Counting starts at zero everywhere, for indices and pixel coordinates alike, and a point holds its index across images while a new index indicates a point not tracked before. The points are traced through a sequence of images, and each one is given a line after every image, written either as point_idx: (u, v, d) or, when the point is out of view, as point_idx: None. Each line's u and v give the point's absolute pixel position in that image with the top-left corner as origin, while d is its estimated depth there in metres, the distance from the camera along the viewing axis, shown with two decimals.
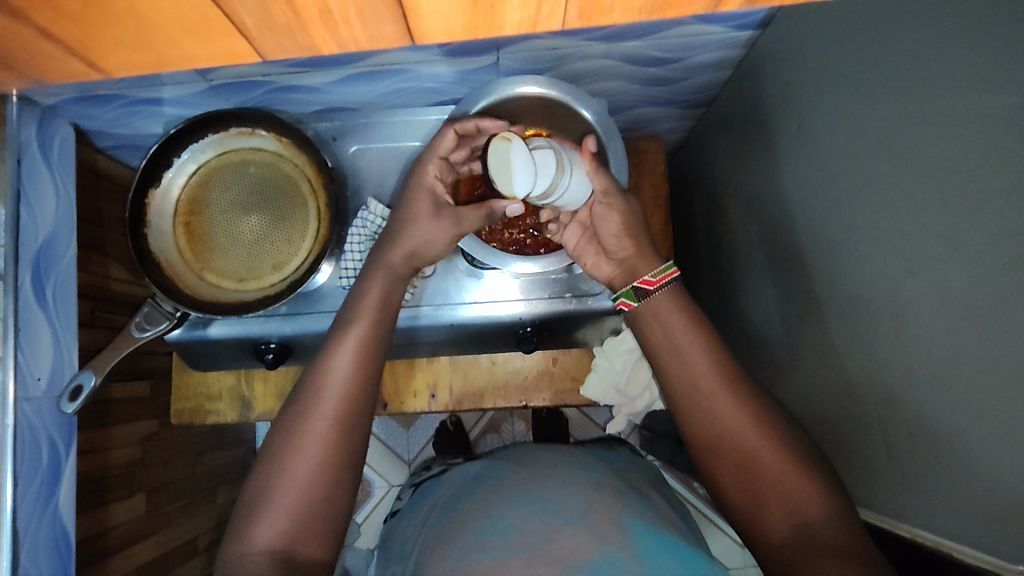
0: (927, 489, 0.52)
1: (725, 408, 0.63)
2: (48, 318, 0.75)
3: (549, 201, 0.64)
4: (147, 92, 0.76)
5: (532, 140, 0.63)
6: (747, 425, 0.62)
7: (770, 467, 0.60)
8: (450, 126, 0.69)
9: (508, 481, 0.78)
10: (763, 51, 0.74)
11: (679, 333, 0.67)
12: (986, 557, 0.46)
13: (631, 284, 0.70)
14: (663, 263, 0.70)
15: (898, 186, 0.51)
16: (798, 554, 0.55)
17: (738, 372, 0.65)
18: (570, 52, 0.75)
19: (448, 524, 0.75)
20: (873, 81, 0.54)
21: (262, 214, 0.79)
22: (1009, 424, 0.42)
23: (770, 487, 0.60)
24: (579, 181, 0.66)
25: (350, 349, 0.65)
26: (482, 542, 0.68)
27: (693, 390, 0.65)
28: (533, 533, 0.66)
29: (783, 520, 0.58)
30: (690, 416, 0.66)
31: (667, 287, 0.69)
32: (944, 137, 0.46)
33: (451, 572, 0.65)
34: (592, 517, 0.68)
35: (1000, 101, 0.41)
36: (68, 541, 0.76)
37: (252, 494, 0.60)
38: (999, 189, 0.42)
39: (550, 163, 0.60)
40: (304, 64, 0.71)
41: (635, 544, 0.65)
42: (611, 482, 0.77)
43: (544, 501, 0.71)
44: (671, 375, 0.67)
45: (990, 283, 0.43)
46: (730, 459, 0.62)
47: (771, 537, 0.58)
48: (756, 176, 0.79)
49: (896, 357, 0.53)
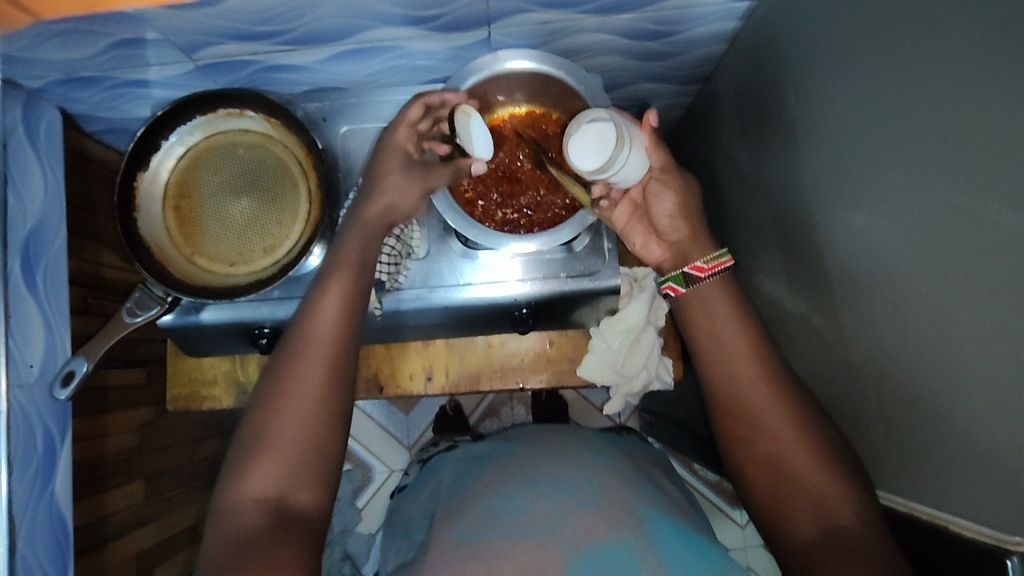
0: (928, 464, 0.51)
1: (765, 402, 0.65)
2: (39, 304, 0.75)
3: (606, 175, 0.67)
4: (134, 73, 0.74)
5: (593, 111, 0.65)
6: (784, 425, 0.63)
7: (802, 467, 0.62)
8: (417, 99, 0.70)
9: (513, 462, 0.77)
10: (760, 21, 0.72)
11: (723, 321, 0.69)
12: (985, 531, 0.45)
13: (681, 270, 0.72)
14: (716, 251, 0.72)
15: (899, 154, 0.50)
16: (824, 555, 0.57)
17: (779, 368, 0.66)
18: (563, 26, 0.73)
19: (454, 502, 0.74)
20: (871, 46, 0.53)
21: (252, 197, 0.78)
22: (1010, 394, 0.41)
23: (800, 485, 0.62)
24: (637, 158, 0.68)
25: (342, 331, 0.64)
26: (492, 520, 0.67)
27: (732, 382, 0.67)
28: (544, 513, 0.66)
29: (811, 521, 0.60)
30: (727, 411, 0.68)
31: (716, 275, 0.71)
32: (945, 101, 0.45)
33: (460, 547, 0.65)
34: (604, 500, 0.68)
35: (1004, 62, 0.40)
36: (65, 528, 0.76)
37: (244, 477, 0.59)
38: (1000, 152, 0.40)
39: (609, 138, 0.64)
40: (292, 40, 0.70)
41: (652, 535, 0.64)
42: (622, 467, 0.76)
43: (557, 483, 0.70)
44: (710, 366, 0.70)
45: (992, 252, 0.42)
46: (762, 459, 0.65)
47: (797, 536, 0.61)
48: (756, 150, 0.78)
49: (898, 330, 0.52)
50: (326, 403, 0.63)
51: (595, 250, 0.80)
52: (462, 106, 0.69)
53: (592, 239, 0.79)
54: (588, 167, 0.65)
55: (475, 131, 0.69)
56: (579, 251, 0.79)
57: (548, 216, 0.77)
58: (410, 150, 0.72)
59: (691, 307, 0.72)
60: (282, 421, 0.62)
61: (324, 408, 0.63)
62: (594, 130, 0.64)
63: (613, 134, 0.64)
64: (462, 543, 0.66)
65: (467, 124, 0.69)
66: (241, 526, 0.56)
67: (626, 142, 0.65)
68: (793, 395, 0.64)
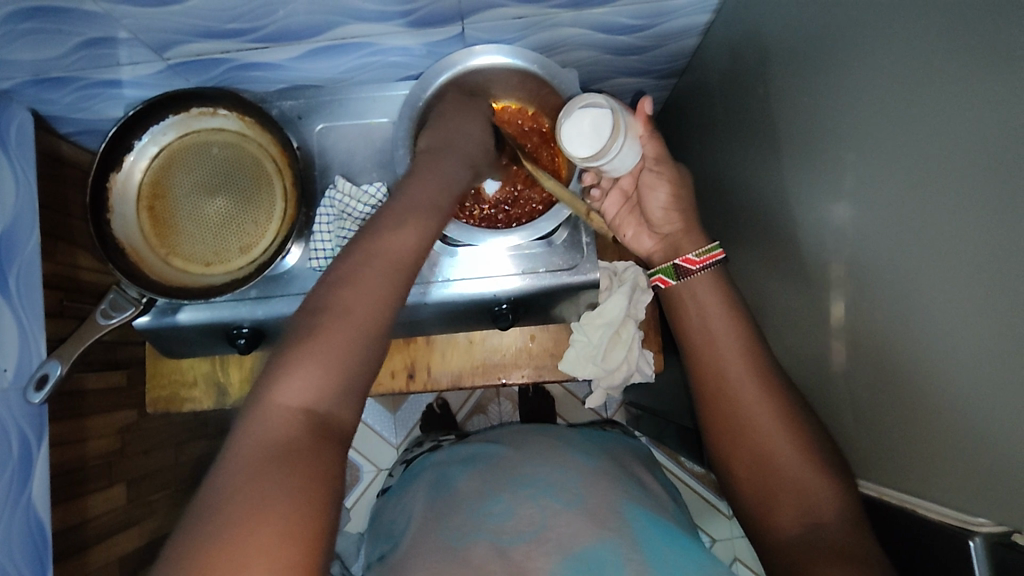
0: (898, 449, 0.52)
1: (749, 397, 0.64)
2: (12, 308, 0.74)
3: (599, 163, 0.67)
4: (105, 73, 0.74)
5: (591, 99, 0.65)
6: (770, 417, 0.63)
7: (788, 465, 0.61)
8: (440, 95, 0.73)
9: (498, 464, 0.76)
10: (731, 15, 0.73)
11: (713, 316, 0.69)
12: (949, 513, 0.46)
13: (671, 262, 0.73)
14: (709, 244, 0.72)
15: (868, 144, 0.51)
16: (805, 551, 0.55)
17: (764, 362, 0.66)
18: (537, 21, 0.73)
19: (441, 503, 0.74)
20: (839, 37, 0.54)
21: (227, 196, 0.77)
22: (982, 382, 0.41)
23: (786, 483, 0.60)
24: (631, 147, 0.68)
25: None
26: (477, 523, 0.68)
27: (719, 378, 0.66)
28: (531, 516, 0.66)
29: (794, 519, 0.59)
30: (713, 409, 0.67)
31: (708, 268, 0.71)
32: (914, 89, 0.45)
33: (445, 548, 0.65)
34: (590, 501, 0.68)
35: (970, 45, 0.40)
36: (43, 532, 0.74)
37: None
38: (966, 138, 0.41)
39: (605, 126, 0.64)
40: (264, 37, 0.70)
41: (636, 535, 0.64)
42: (607, 468, 0.76)
43: (541, 484, 0.70)
44: (703, 360, 0.68)
45: (959, 237, 0.42)
46: (747, 458, 0.63)
47: (780, 534, 0.59)
48: (733, 142, 0.78)
49: (868, 316, 0.53)
50: None
51: (574, 244, 0.80)
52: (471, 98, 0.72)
53: (570, 234, 0.80)
54: (579, 153, 0.65)
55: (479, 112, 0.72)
56: (559, 245, 0.80)
57: (525, 211, 0.77)
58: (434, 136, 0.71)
59: (682, 298, 0.72)
60: None
61: None
62: (588, 117, 0.64)
63: (608, 122, 0.64)
64: (448, 548, 0.65)
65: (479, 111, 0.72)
66: None
67: (621, 130, 0.65)
68: (784, 394, 0.64)
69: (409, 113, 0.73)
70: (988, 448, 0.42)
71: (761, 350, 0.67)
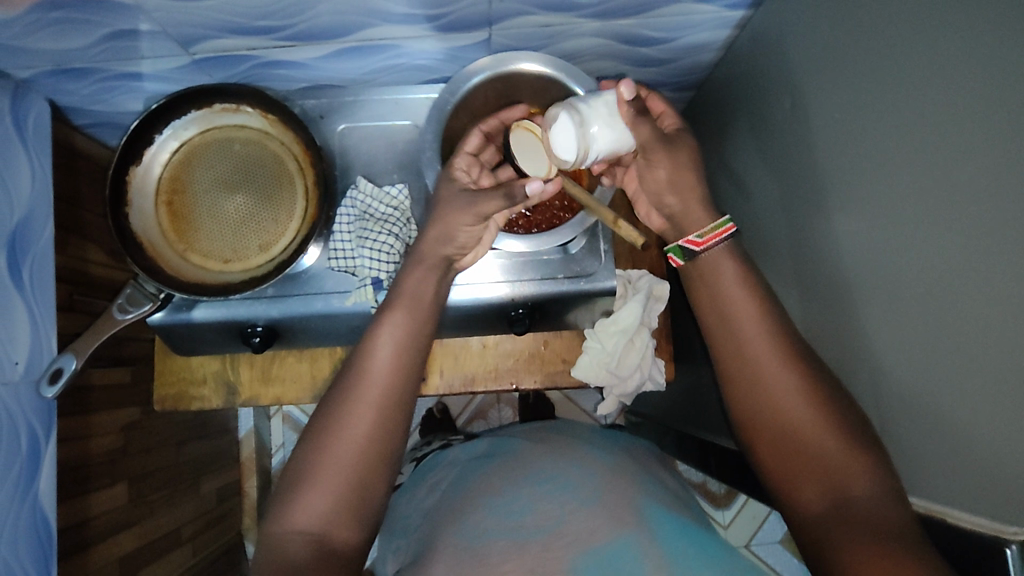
0: (924, 455, 0.52)
1: (771, 373, 0.62)
2: (25, 300, 0.73)
3: (591, 159, 0.65)
4: (127, 66, 0.73)
5: (552, 111, 0.66)
6: (792, 393, 0.61)
7: (811, 438, 0.59)
8: (478, 127, 0.72)
9: (515, 463, 0.77)
10: (753, 31, 0.74)
11: (729, 287, 0.65)
12: (982, 522, 0.46)
13: (678, 242, 0.68)
14: (717, 220, 0.67)
15: (891, 162, 0.52)
16: (835, 527, 0.54)
17: (786, 335, 0.63)
18: (562, 29, 0.74)
19: (459, 500, 0.74)
20: (864, 56, 0.55)
21: (247, 193, 0.77)
22: (1014, 395, 0.42)
23: (810, 456, 0.58)
24: (614, 129, 0.64)
25: (392, 333, 0.65)
26: (495, 521, 0.67)
27: (740, 354, 0.64)
28: (549, 513, 0.66)
29: (819, 494, 0.57)
30: (733, 383, 0.65)
31: (714, 247, 0.66)
32: (942, 108, 0.46)
33: (463, 549, 0.65)
34: (607, 498, 0.67)
35: (1000, 68, 0.41)
36: (49, 528, 0.73)
37: (285, 482, 0.62)
38: (996, 159, 0.42)
39: (568, 129, 0.64)
40: (290, 36, 0.70)
41: (655, 530, 0.63)
42: (624, 466, 0.76)
43: (559, 480, 0.70)
44: (722, 338, 0.66)
45: (987, 254, 0.43)
46: (769, 432, 0.62)
47: (806, 509, 0.57)
48: (750, 153, 0.79)
49: (891, 328, 0.54)
50: (341, 409, 0.63)
51: (593, 251, 0.80)
52: (528, 123, 0.73)
53: (588, 241, 0.80)
54: (566, 160, 0.65)
55: (529, 147, 0.72)
56: (575, 253, 0.80)
57: (545, 217, 0.78)
58: (471, 177, 0.70)
59: (693, 278, 0.68)
60: (316, 434, 0.62)
61: (339, 414, 0.63)
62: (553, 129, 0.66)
63: (569, 123, 0.64)
64: (470, 546, 0.64)
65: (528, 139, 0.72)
66: (285, 522, 0.59)
67: (585, 121, 0.63)
68: (808, 367, 0.61)
69: (436, 117, 0.74)
70: (1017, 459, 0.42)
71: (784, 327, 0.63)
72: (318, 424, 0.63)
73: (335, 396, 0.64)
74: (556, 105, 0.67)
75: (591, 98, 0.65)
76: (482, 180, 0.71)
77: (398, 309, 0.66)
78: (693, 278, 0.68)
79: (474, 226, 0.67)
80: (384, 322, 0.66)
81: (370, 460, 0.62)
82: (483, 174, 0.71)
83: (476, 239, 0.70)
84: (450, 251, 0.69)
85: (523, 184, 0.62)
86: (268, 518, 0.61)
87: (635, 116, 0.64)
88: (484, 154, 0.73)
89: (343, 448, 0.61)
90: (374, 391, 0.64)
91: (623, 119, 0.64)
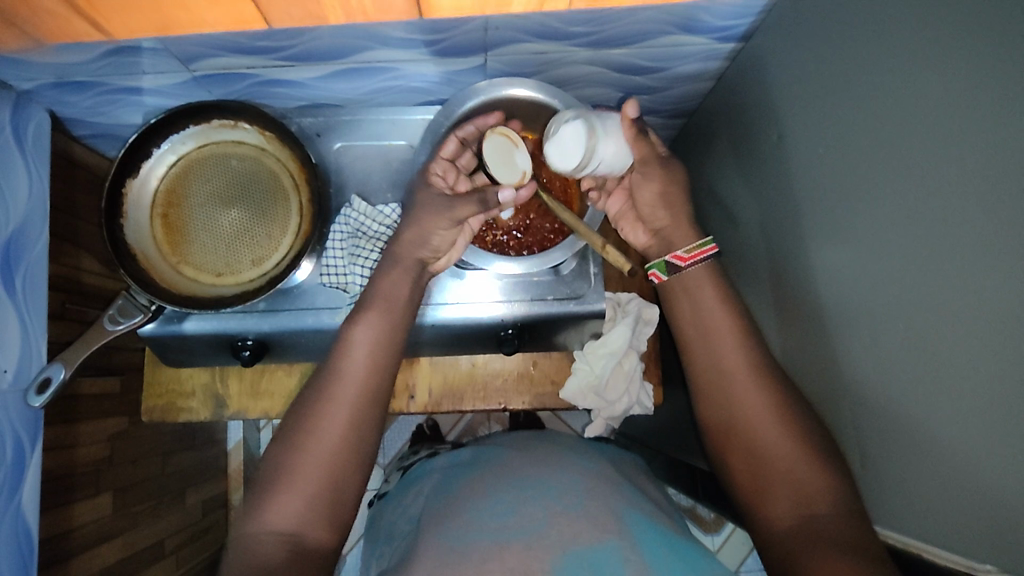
0: (896, 484, 0.53)
1: (751, 397, 0.62)
2: (17, 309, 0.73)
3: (588, 170, 0.66)
4: (128, 80, 0.74)
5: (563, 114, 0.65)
6: (770, 418, 0.61)
7: (784, 459, 0.59)
8: (454, 133, 0.73)
9: (500, 469, 0.77)
10: (743, 63, 0.75)
11: (712, 308, 0.66)
12: (958, 558, 0.47)
13: (664, 257, 0.69)
14: (700, 238, 0.68)
15: (870, 195, 0.53)
16: (802, 544, 0.54)
17: (766, 361, 0.63)
18: (556, 57, 0.76)
19: (442, 506, 0.74)
20: (845, 94, 0.56)
21: (242, 208, 0.78)
22: (992, 429, 0.42)
23: (779, 476, 0.59)
24: (618, 149, 0.66)
25: (376, 345, 0.66)
26: (480, 524, 0.67)
27: (721, 377, 0.64)
28: (532, 517, 0.65)
29: (788, 510, 0.57)
30: (706, 400, 0.66)
31: (701, 263, 0.68)
32: (919, 148, 0.47)
33: (447, 550, 0.64)
34: (589, 505, 0.67)
35: (976, 111, 0.42)
36: (30, 537, 0.72)
37: (264, 488, 0.61)
38: (973, 198, 0.42)
39: (580, 137, 0.63)
40: (291, 56, 0.71)
41: (637, 537, 0.63)
42: (608, 474, 0.76)
43: (543, 486, 0.70)
44: (704, 360, 0.66)
45: (966, 293, 0.43)
46: (744, 452, 0.62)
47: (774, 526, 0.58)
48: (735, 181, 0.80)
49: (870, 359, 0.54)
50: (323, 419, 0.63)
51: (582, 274, 0.81)
52: (502, 130, 0.73)
53: (579, 263, 0.81)
54: (568, 168, 0.65)
55: (504, 154, 0.72)
56: (566, 274, 0.80)
57: (536, 239, 0.78)
58: (448, 183, 0.72)
59: (675, 294, 0.70)
60: (296, 443, 0.62)
61: (320, 425, 0.62)
62: (568, 132, 0.64)
63: (584, 132, 0.63)
64: (449, 547, 0.64)
65: (503, 147, 0.73)
66: (263, 524, 0.59)
67: (597, 133, 0.64)
68: (788, 394, 0.61)
69: (431, 139, 0.75)
70: (993, 490, 0.42)
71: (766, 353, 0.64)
72: (296, 430, 0.63)
73: (316, 407, 0.64)
74: (567, 111, 0.66)
75: (604, 116, 0.66)
76: (459, 185, 0.73)
77: (381, 318, 0.67)
78: (676, 292, 0.69)
79: (449, 230, 0.68)
80: (366, 329, 0.66)
81: (349, 472, 0.62)
82: (460, 179, 0.73)
83: (450, 242, 0.70)
84: (424, 254, 0.70)
85: (498, 191, 0.67)
86: (243, 524, 0.60)
87: (635, 136, 0.66)
88: (460, 160, 0.74)
89: (324, 461, 0.61)
90: (356, 398, 0.64)
91: (626, 138, 0.66)
